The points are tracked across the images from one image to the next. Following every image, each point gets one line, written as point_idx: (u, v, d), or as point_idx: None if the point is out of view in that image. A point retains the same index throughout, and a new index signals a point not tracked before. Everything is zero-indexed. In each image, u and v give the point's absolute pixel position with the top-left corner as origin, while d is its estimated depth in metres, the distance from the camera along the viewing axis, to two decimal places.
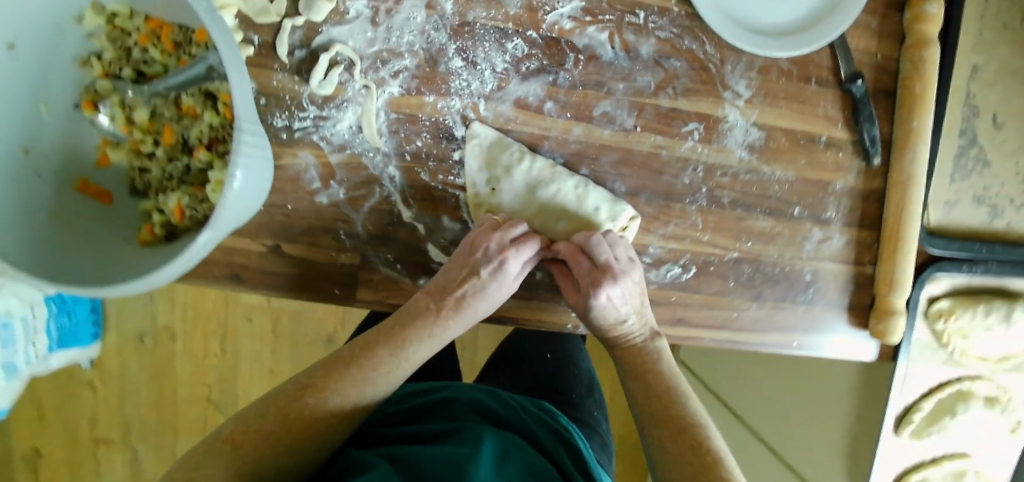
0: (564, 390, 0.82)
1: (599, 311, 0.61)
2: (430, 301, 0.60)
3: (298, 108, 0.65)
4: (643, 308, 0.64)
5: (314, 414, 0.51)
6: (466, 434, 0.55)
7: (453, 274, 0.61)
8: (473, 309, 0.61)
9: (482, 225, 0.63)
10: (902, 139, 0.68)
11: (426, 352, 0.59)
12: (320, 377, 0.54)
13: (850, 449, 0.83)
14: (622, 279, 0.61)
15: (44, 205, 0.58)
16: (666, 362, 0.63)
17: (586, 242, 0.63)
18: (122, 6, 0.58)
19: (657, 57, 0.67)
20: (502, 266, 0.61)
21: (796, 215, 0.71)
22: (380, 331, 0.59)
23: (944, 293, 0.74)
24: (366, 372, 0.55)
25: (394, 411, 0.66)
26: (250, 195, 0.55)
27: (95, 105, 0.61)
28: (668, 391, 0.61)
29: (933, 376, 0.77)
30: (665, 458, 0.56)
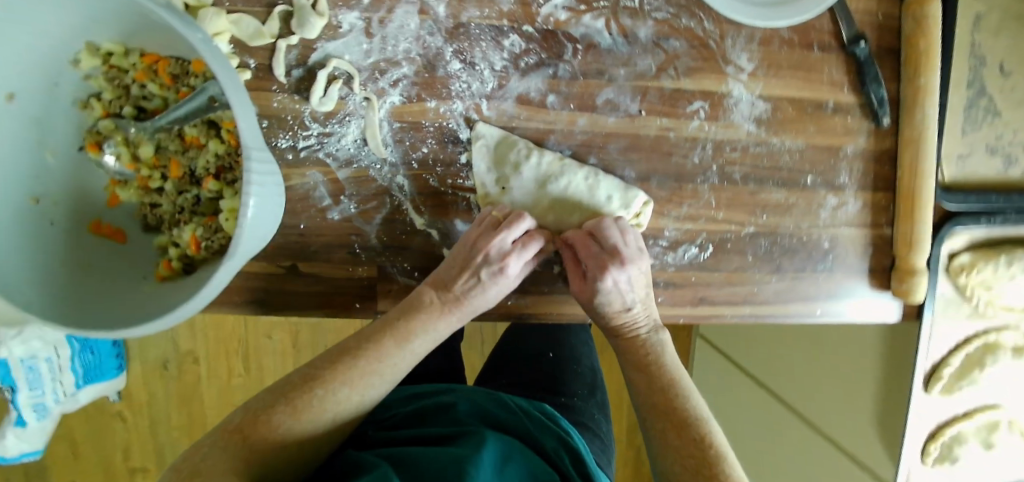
0: (563, 393, 0.83)
1: (605, 295, 0.60)
2: (432, 293, 0.60)
3: (301, 127, 0.65)
4: (647, 299, 0.63)
5: (321, 403, 0.50)
6: (468, 436, 0.55)
7: (454, 274, 0.60)
8: (474, 304, 0.61)
9: (482, 225, 0.62)
10: (910, 97, 0.67)
11: (427, 346, 0.58)
12: (325, 370, 0.53)
13: (881, 413, 0.85)
14: (629, 265, 0.61)
15: (60, 250, 0.58)
16: (669, 356, 0.62)
17: (596, 227, 0.63)
18: (116, 44, 0.57)
19: (656, 39, 0.67)
20: (503, 270, 0.60)
21: (809, 184, 0.71)
22: (384, 323, 0.58)
23: (964, 247, 0.74)
24: (371, 363, 0.54)
25: (394, 418, 0.65)
26: (267, 222, 0.55)
27: (99, 147, 0.61)
28: (671, 383, 0.59)
29: (958, 331, 0.77)
30: (666, 451, 0.54)
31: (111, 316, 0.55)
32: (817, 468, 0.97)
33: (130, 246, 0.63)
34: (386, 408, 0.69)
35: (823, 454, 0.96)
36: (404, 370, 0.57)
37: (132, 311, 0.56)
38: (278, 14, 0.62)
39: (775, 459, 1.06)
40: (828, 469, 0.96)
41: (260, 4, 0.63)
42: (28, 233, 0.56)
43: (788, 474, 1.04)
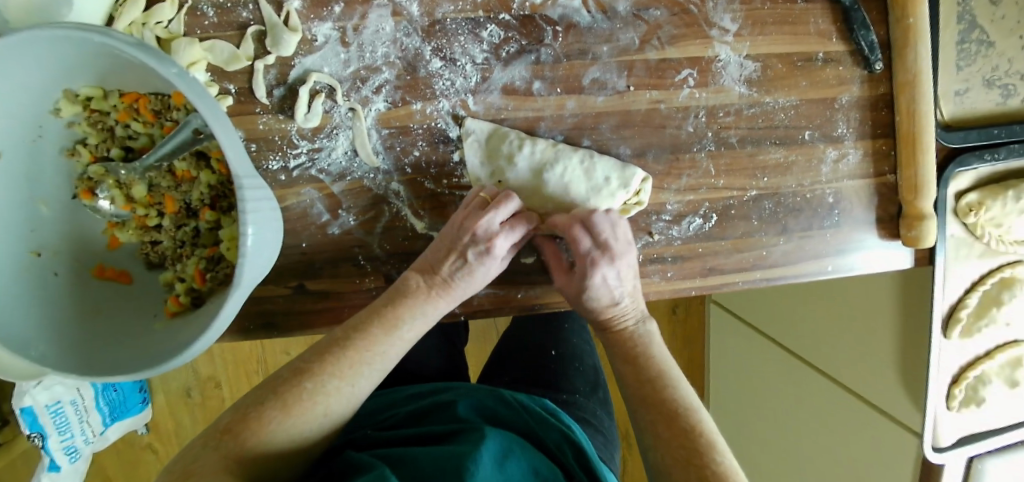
0: (565, 390, 0.82)
1: (594, 292, 0.61)
2: (420, 279, 0.59)
3: (289, 146, 0.64)
4: (635, 291, 0.64)
5: (312, 397, 0.49)
6: (468, 433, 0.55)
7: (441, 256, 0.59)
8: (465, 286, 0.60)
9: (470, 206, 0.61)
10: (901, 38, 0.66)
11: (416, 332, 0.58)
12: (315, 362, 0.51)
13: (902, 358, 0.85)
14: (618, 261, 0.61)
15: (66, 301, 0.58)
16: (657, 347, 0.62)
17: (586, 216, 0.62)
18: (93, 88, 0.57)
19: (636, 10, 0.65)
20: (490, 251, 0.59)
21: (808, 140, 0.70)
22: (373, 309, 0.57)
23: (971, 186, 0.74)
24: (362, 352, 0.53)
25: (398, 417, 0.67)
26: (269, 250, 0.54)
27: (92, 192, 0.61)
28: (659, 376, 0.58)
29: (973, 271, 0.77)
30: (656, 443, 0.53)
31: (123, 359, 0.55)
32: (841, 422, 0.98)
33: (136, 286, 0.64)
34: (390, 409, 0.71)
35: (845, 408, 0.97)
36: (393, 358, 0.56)
37: (144, 351, 0.56)
38: (251, 35, 0.62)
39: (798, 418, 1.07)
40: (850, 422, 0.96)
41: (233, 27, 0.62)
42: (31, 288, 0.56)
43: (813, 434, 1.04)
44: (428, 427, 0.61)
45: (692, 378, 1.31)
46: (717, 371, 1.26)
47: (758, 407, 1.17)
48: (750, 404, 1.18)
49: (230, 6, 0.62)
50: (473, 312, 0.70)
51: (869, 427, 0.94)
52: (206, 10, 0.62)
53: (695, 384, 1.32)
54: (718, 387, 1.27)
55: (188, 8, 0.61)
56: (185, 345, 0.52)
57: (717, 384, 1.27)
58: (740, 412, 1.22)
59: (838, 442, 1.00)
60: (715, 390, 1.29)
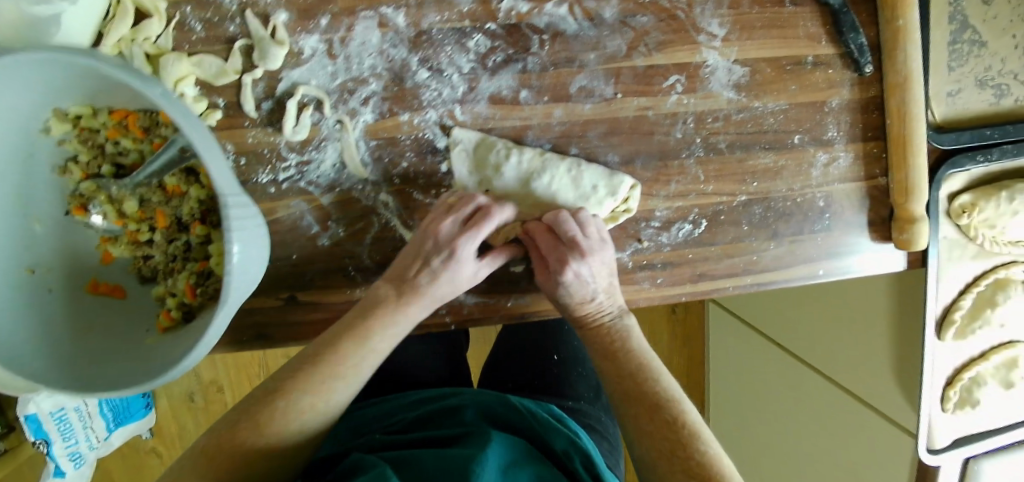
0: (569, 396, 0.82)
1: (567, 288, 0.61)
2: (390, 288, 0.60)
3: (278, 159, 0.65)
4: (610, 287, 0.64)
5: (285, 414, 0.49)
6: (475, 437, 0.56)
7: (408, 263, 0.60)
8: (433, 292, 0.60)
9: (436, 211, 0.62)
10: (891, 40, 0.65)
11: (388, 344, 0.57)
12: (287, 378, 0.52)
13: (897, 360, 0.85)
14: (590, 257, 0.61)
15: (61, 318, 0.60)
16: (636, 340, 0.62)
17: (552, 220, 0.63)
18: (83, 106, 0.57)
19: (622, 17, 0.65)
20: (454, 255, 0.60)
21: (797, 144, 0.70)
22: (341, 326, 0.57)
23: (963, 188, 0.74)
24: (333, 366, 0.53)
25: (405, 420, 0.68)
26: (256, 267, 0.54)
27: (85, 208, 0.62)
28: (642, 368, 0.58)
29: (966, 273, 0.77)
30: (640, 437, 0.53)
31: (116, 375, 0.56)
32: (839, 421, 0.98)
33: (130, 300, 0.65)
34: (392, 415, 0.72)
35: (842, 407, 0.97)
36: (367, 370, 0.55)
37: (137, 367, 0.57)
38: (239, 49, 0.62)
39: (796, 417, 1.07)
40: (848, 421, 0.96)
41: (220, 41, 0.63)
42: (26, 306, 0.57)
43: (813, 434, 1.04)
44: (434, 430, 0.62)
45: (692, 378, 1.31)
46: (717, 370, 1.27)
47: (758, 407, 1.16)
48: (751, 406, 1.18)
49: (218, 20, 0.62)
50: (463, 322, 0.71)
51: (866, 427, 0.93)
52: (195, 24, 0.62)
53: (695, 384, 1.32)
54: (718, 386, 1.27)
55: (176, 24, 0.62)
56: (176, 361, 0.53)
57: (717, 385, 1.28)
58: (740, 411, 1.22)
59: (836, 441, 1.00)
60: (715, 393, 1.29)
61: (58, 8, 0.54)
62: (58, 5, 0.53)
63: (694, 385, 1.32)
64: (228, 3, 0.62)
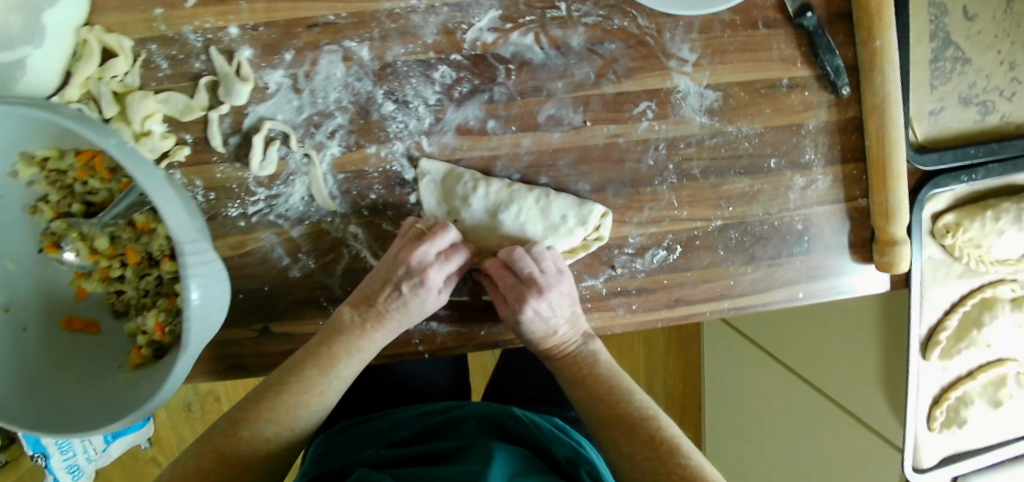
0: (571, 405, 0.83)
1: (528, 325, 0.60)
2: (354, 314, 0.60)
3: (247, 194, 0.65)
4: (574, 316, 0.63)
5: (251, 444, 0.50)
6: (477, 450, 0.57)
7: (375, 287, 0.60)
8: (400, 317, 0.60)
9: (405, 236, 0.62)
10: (868, 62, 0.63)
11: (353, 369, 0.59)
12: (249, 409, 0.53)
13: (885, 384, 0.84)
14: (548, 292, 0.60)
15: (35, 355, 0.60)
16: (604, 364, 0.62)
17: (508, 257, 0.62)
18: (49, 148, 0.58)
19: (590, 44, 0.64)
20: (423, 282, 0.59)
21: (773, 168, 0.68)
22: (307, 352, 0.58)
23: (947, 207, 0.72)
24: (298, 396, 0.55)
25: (409, 433, 0.68)
26: (218, 308, 0.55)
27: (57, 246, 0.61)
28: (610, 392, 0.58)
29: (953, 292, 0.75)
30: (623, 462, 0.53)
31: (86, 416, 0.57)
32: (831, 435, 0.96)
33: (104, 335, 0.65)
34: (395, 425, 0.72)
35: (834, 421, 0.95)
36: (332, 396, 0.57)
37: (107, 406, 0.57)
38: (204, 85, 0.62)
39: (790, 429, 1.06)
40: (839, 435, 0.95)
41: (186, 78, 0.63)
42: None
43: (802, 449, 1.04)
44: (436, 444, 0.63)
45: (687, 386, 1.30)
46: (713, 379, 1.26)
47: (750, 418, 1.16)
48: (744, 416, 1.18)
49: (183, 57, 0.62)
50: (437, 350, 0.71)
51: (857, 443, 0.92)
52: (160, 62, 0.62)
53: (691, 392, 1.31)
54: (715, 394, 1.26)
55: (143, 61, 0.62)
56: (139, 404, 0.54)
57: (712, 392, 1.27)
58: (735, 420, 1.21)
59: (827, 455, 0.98)
60: (710, 400, 1.29)
61: (23, 52, 0.54)
62: (23, 50, 0.54)
63: (690, 392, 1.31)
64: (192, 40, 0.62)
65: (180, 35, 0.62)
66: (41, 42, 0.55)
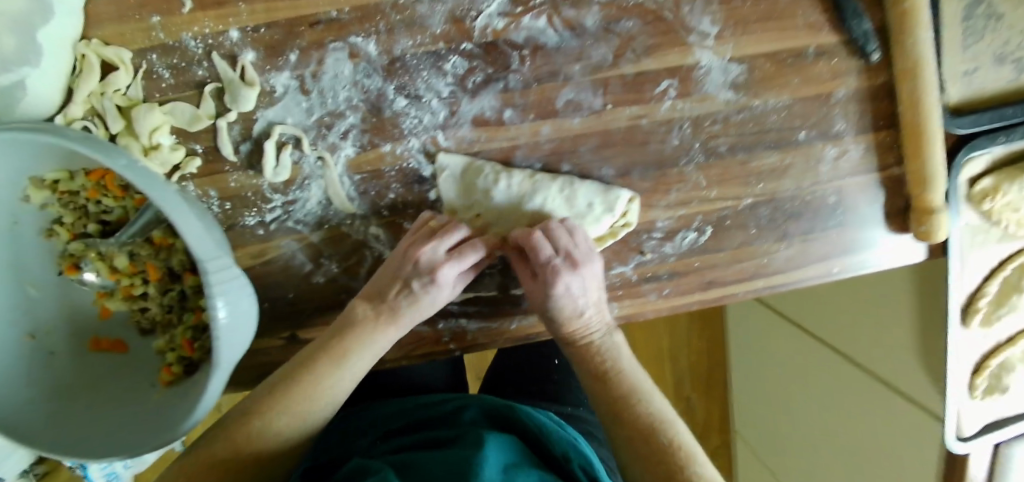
0: (568, 401, 0.82)
1: (557, 300, 0.58)
2: (367, 307, 0.58)
3: (263, 201, 0.63)
4: (601, 301, 0.61)
5: (260, 436, 0.50)
6: (473, 437, 0.55)
7: (385, 284, 0.59)
8: (412, 313, 0.58)
9: (418, 234, 0.60)
10: (898, 26, 0.59)
11: (366, 362, 0.57)
12: (260, 401, 0.52)
13: (925, 363, 0.80)
14: (581, 268, 0.59)
15: (64, 380, 0.61)
16: (627, 359, 0.60)
17: (540, 231, 0.60)
18: (59, 170, 0.56)
19: (606, 24, 0.61)
20: (436, 280, 0.58)
21: (803, 140, 0.66)
22: (319, 344, 0.56)
23: (984, 171, 0.69)
24: (310, 390, 0.53)
25: (411, 424, 0.67)
26: (249, 324, 0.54)
27: (77, 267, 0.61)
28: (631, 391, 0.57)
29: (991, 258, 0.72)
30: (635, 461, 0.52)
31: (115, 439, 0.56)
32: (863, 406, 0.94)
33: (133, 353, 0.64)
34: (403, 417, 0.70)
35: (866, 392, 0.93)
36: (345, 391, 0.56)
37: (137, 428, 0.56)
38: (210, 93, 0.60)
39: (821, 402, 1.04)
40: (873, 406, 0.92)
41: (190, 86, 0.60)
42: (28, 374, 0.58)
43: (832, 423, 1.02)
44: (436, 432, 0.61)
45: (712, 359, 1.30)
46: (740, 352, 1.25)
47: (778, 391, 1.15)
48: (771, 389, 1.17)
49: (185, 65, 0.60)
50: (467, 347, 0.70)
51: (893, 421, 0.89)
52: (162, 71, 0.60)
53: (717, 364, 1.30)
54: (742, 368, 1.25)
55: (144, 72, 0.60)
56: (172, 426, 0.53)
57: (739, 364, 1.26)
58: (764, 394, 1.20)
59: (861, 428, 0.96)
60: (737, 371, 1.28)
61: (22, 73, 0.52)
62: (21, 71, 0.52)
63: (716, 365, 1.30)
64: (193, 47, 0.59)
65: (180, 43, 0.59)
66: (38, 61, 0.53)
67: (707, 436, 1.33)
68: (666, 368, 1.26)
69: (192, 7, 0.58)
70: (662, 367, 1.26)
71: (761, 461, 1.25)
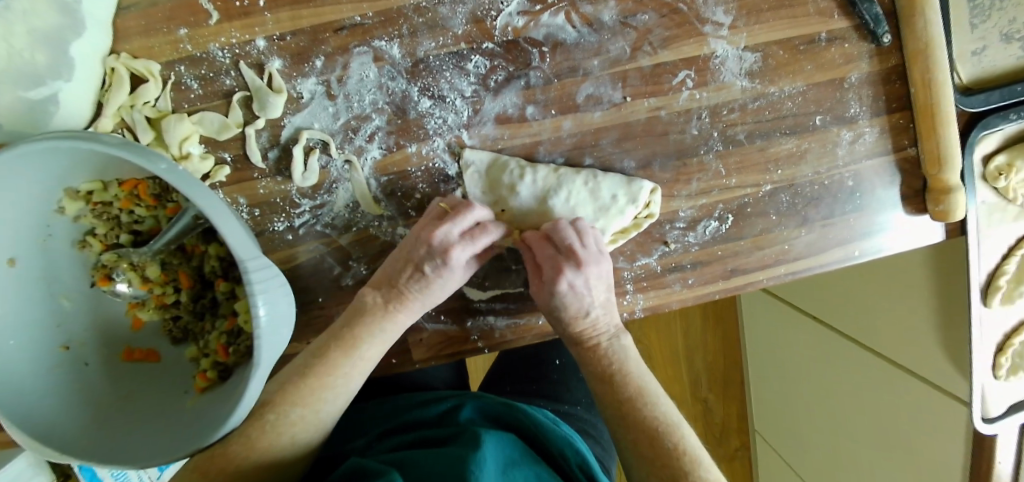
0: (566, 400, 0.80)
1: (561, 298, 0.59)
2: (376, 294, 0.59)
3: (291, 206, 0.64)
4: (608, 303, 0.61)
5: (275, 429, 0.50)
6: (468, 435, 0.53)
7: (397, 268, 0.59)
8: (421, 298, 0.59)
9: (428, 218, 0.61)
10: (907, 7, 0.61)
11: (376, 351, 0.57)
12: (274, 393, 0.53)
13: (948, 346, 0.78)
14: (586, 267, 0.59)
15: (100, 392, 0.58)
16: (634, 363, 0.59)
17: (551, 229, 0.61)
18: (93, 181, 0.57)
19: (623, 18, 0.63)
20: (446, 263, 0.58)
21: (819, 125, 0.67)
22: (331, 333, 0.57)
23: (998, 148, 0.70)
24: (321, 378, 0.54)
25: (405, 419, 0.65)
26: (286, 325, 0.54)
27: (109, 278, 0.61)
28: (637, 392, 0.56)
29: (1009, 236, 0.73)
30: (640, 463, 0.52)
31: (158, 443, 0.53)
32: (883, 399, 0.93)
33: (165, 363, 0.64)
34: (397, 411, 0.68)
35: (885, 379, 0.91)
36: (357, 377, 0.56)
37: (179, 431, 0.55)
38: (238, 101, 0.61)
39: (839, 394, 1.02)
40: (892, 396, 0.91)
41: (218, 96, 0.61)
42: (65, 386, 0.56)
43: (852, 418, 1.01)
44: (431, 430, 0.59)
45: (729, 357, 1.29)
46: (756, 348, 1.24)
47: (796, 389, 1.14)
48: (789, 387, 1.16)
49: (213, 75, 0.61)
50: (495, 345, 0.70)
51: (915, 411, 0.87)
52: (191, 82, 0.61)
53: (734, 362, 1.30)
54: (759, 365, 1.24)
55: (173, 83, 0.60)
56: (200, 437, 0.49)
57: (757, 364, 1.25)
58: (783, 392, 1.18)
59: (880, 418, 0.94)
60: (754, 371, 1.27)
61: (54, 86, 0.53)
62: (55, 84, 0.53)
63: (733, 364, 1.30)
64: (220, 57, 0.60)
65: (207, 53, 0.60)
66: (71, 75, 0.54)
67: (726, 437, 1.32)
68: (681, 368, 1.26)
69: (219, 18, 0.59)
70: (678, 367, 1.26)
71: (784, 461, 1.23)
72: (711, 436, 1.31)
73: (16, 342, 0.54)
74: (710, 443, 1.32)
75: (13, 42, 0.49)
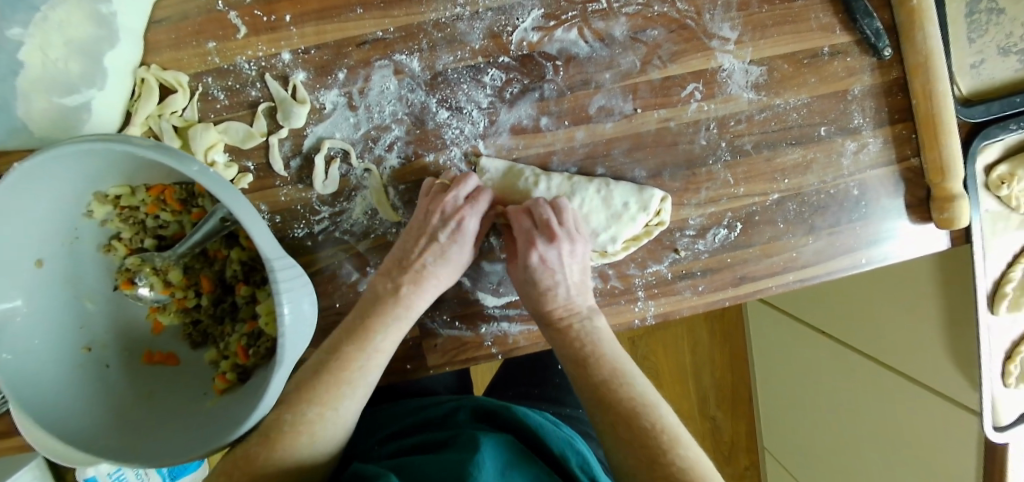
0: (568, 403, 0.82)
1: (532, 271, 0.61)
2: (387, 281, 0.60)
3: (312, 213, 0.66)
4: (582, 284, 0.63)
5: (291, 429, 0.51)
6: (466, 438, 0.54)
7: (411, 244, 0.61)
8: (434, 272, 0.61)
9: (430, 191, 0.62)
10: (907, 23, 0.64)
11: (392, 337, 0.58)
12: (291, 391, 0.54)
13: (955, 355, 0.79)
14: (557, 241, 0.61)
15: (120, 393, 0.59)
16: (607, 345, 0.59)
17: (530, 204, 0.63)
18: (121, 187, 0.58)
19: (633, 33, 0.66)
20: (460, 227, 0.61)
21: (824, 136, 0.69)
22: (344, 328, 0.58)
23: (999, 158, 0.72)
24: (329, 373, 0.54)
25: (405, 425, 0.66)
26: (309, 324, 0.55)
27: (132, 282, 0.62)
28: (615, 373, 0.56)
29: (1015, 244, 0.74)
30: (617, 444, 0.51)
31: (176, 442, 0.54)
32: (893, 412, 0.92)
33: (183, 367, 0.65)
34: (401, 417, 0.69)
35: (893, 390, 0.91)
36: (373, 371, 0.57)
37: (197, 431, 0.55)
38: (263, 112, 0.63)
39: (847, 407, 1.02)
40: (900, 408, 0.91)
41: (243, 106, 0.64)
42: (87, 386, 0.57)
43: (861, 432, 1.00)
44: (429, 433, 0.61)
45: (737, 374, 1.29)
46: (763, 364, 1.24)
47: (803, 404, 1.14)
48: (797, 402, 1.15)
49: (239, 87, 0.63)
50: (509, 351, 0.71)
51: (924, 422, 0.87)
52: (217, 93, 0.63)
53: (742, 379, 1.30)
54: (767, 382, 1.25)
55: (200, 94, 0.63)
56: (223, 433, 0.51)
57: (763, 379, 1.26)
58: (791, 407, 1.18)
59: (891, 431, 0.94)
60: (761, 388, 1.27)
61: (88, 95, 0.56)
62: (88, 93, 0.56)
63: (741, 381, 1.30)
64: (247, 70, 0.63)
65: (235, 65, 0.63)
66: (104, 83, 0.57)
67: (735, 454, 1.32)
68: (690, 384, 1.27)
69: (247, 32, 0.62)
70: (686, 384, 1.27)
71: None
72: (719, 454, 1.31)
73: (41, 342, 0.55)
74: (718, 460, 1.32)
75: (49, 52, 0.52)
